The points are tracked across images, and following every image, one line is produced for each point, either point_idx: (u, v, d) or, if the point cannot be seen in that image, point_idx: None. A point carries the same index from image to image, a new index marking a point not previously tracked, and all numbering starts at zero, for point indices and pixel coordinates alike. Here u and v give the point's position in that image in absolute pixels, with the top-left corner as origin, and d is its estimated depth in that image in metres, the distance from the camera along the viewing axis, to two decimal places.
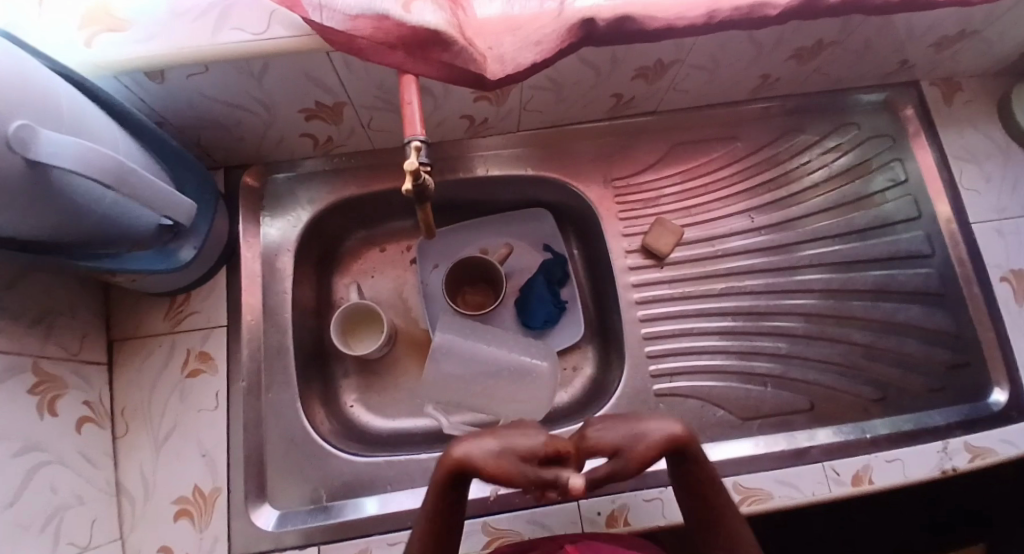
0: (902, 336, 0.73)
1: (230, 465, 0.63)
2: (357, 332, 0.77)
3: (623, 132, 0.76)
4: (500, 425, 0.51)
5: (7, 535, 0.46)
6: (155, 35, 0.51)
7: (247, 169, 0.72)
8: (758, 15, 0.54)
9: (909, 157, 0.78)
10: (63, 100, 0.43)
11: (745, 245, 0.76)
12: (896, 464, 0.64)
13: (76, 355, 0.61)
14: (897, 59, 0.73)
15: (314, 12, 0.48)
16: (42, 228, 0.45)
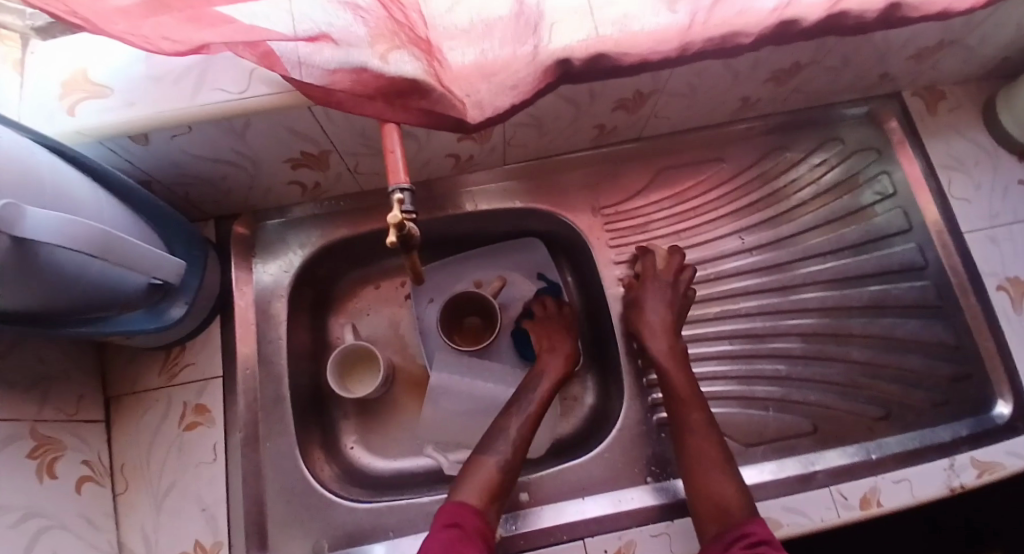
0: (901, 350, 0.72)
1: (231, 520, 0.62)
2: (355, 373, 0.77)
3: (609, 160, 0.76)
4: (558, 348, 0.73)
5: None
6: (137, 100, 0.51)
7: (237, 219, 0.72)
8: (731, 45, 0.55)
9: (896, 169, 0.78)
10: (45, 172, 0.44)
11: (739, 267, 0.75)
12: (903, 484, 0.63)
13: (74, 416, 0.61)
14: (876, 73, 0.73)
15: (294, 70, 0.49)
16: (29, 300, 0.45)
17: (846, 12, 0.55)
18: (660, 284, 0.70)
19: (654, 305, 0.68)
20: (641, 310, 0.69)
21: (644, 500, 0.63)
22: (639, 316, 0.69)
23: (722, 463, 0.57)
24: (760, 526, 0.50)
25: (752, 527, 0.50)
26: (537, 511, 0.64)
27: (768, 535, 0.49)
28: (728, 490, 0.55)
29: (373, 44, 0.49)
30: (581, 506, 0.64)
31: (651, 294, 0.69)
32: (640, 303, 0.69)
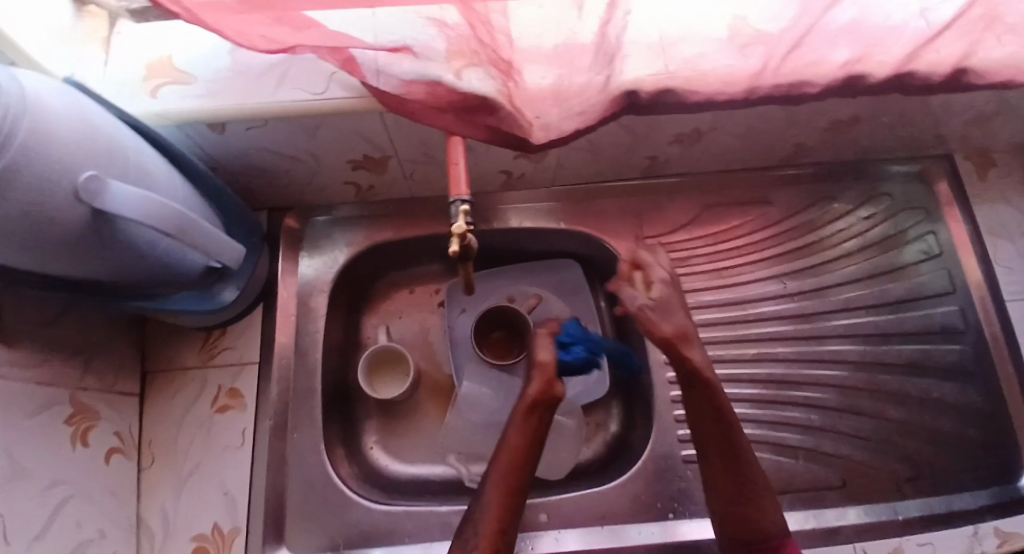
0: (935, 412, 0.71)
1: (251, 506, 0.63)
2: (383, 374, 0.77)
3: (655, 192, 0.77)
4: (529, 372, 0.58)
5: None
6: (218, 91, 0.53)
7: (288, 213, 0.74)
8: (797, 93, 0.55)
9: (942, 229, 0.77)
10: (129, 151, 0.46)
11: (776, 311, 0.75)
12: (927, 548, 0.62)
13: (111, 387, 0.63)
14: (930, 133, 0.74)
15: (372, 76, 0.51)
16: (96, 270, 0.47)
17: (913, 72, 0.56)
18: (679, 289, 0.57)
19: (682, 315, 0.55)
20: (676, 323, 0.54)
21: (663, 537, 0.64)
22: (669, 328, 0.53)
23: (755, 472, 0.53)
24: (794, 549, 0.51)
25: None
26: (555, 535, 0.64)
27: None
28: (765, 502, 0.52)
29: (450, 60, 0.51)
30: (598, 535, 0.64)
31: (677, 301, 0.56)
32: (668, 313, 0.54)
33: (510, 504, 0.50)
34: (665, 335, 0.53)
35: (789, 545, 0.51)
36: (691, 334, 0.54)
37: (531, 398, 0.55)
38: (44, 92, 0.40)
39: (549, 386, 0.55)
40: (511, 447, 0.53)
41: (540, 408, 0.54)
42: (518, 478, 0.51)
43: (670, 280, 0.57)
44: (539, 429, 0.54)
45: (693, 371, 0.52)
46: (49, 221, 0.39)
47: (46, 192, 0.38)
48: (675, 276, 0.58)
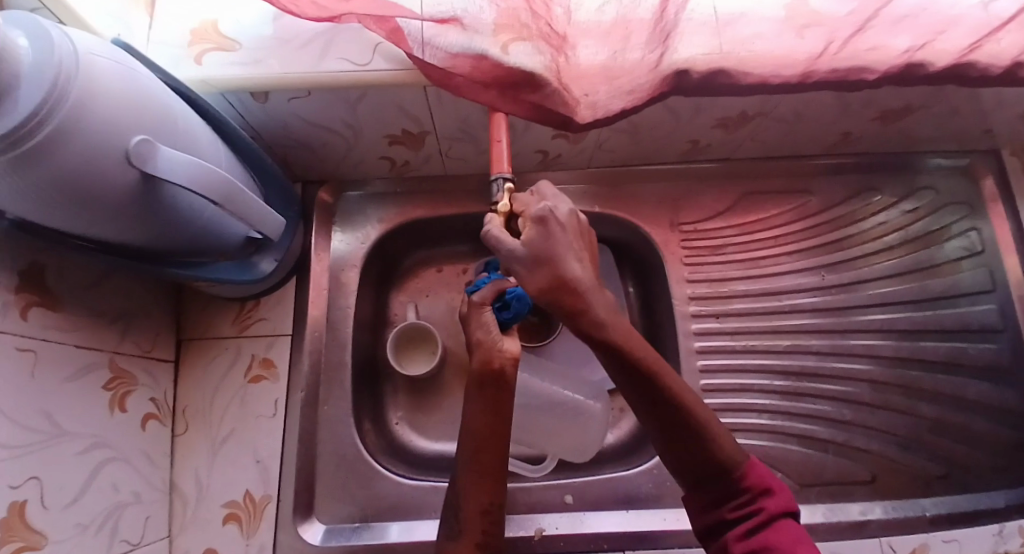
0: (969, 412, 0.70)
1: (282, 475, 0.64)
2: (411, 351, 0.78)
3: (692, 178, 0.76)
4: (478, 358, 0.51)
5: (67, 534, 0.49)
6: (262, 59, 0.53)
7: (322, 186, 0.74)
8: (853, 80, 0.53)
9: (985, 227, 0.75)
10: (177, 117, 0.45)
11: (811, 303, 0.74)
12: (952, 544, 0.62)
13: (149, 353, 0.63)
14: (981, 127, 0.71)
15: (417, 49, 0.49)
16: (143, 235, 0.47)
17: (973, 63, 0.53)
18: (568, 226, 0.46)
19: (562, 258, 0.45)
20: (552, 272, 0.45)
21: (689, 524, 0.64)
22: (541, 280, 0.44)
23: (699, 411, 0.46)
24: (770, 497, 0.45)
25: (772, 507, 0.44)
26: (581, 516, 0.65)
27: (783, 502, 0.45)
28: (719, 444, 0.46)
29: (496, 34, 0.51)
30: (623, 518, 0.64)
31: (558, 240, 0.45)
32: (547, 261, 0.44)
33: (492, 482, 0.51)
34: (541, 286, 0.44)
35: (763, 496, 0.45)
36: (579, 284, 0.45)
37: (479, 373, 0.51)
38: (98, 51, 0.40)
39: (495, 358, 0.51)
40: (475, 428, 0.51)
41: (493, 382, 0.51)
42: (491, 455, 0.51)
43: (563, 216, 0.47)
44: (498, 401, 0.51)
45: (587, 326, 0.45)
46: (100, 183, 0.39)
47: (98, 154, 0.38)
48: (568, 213, 0.47)
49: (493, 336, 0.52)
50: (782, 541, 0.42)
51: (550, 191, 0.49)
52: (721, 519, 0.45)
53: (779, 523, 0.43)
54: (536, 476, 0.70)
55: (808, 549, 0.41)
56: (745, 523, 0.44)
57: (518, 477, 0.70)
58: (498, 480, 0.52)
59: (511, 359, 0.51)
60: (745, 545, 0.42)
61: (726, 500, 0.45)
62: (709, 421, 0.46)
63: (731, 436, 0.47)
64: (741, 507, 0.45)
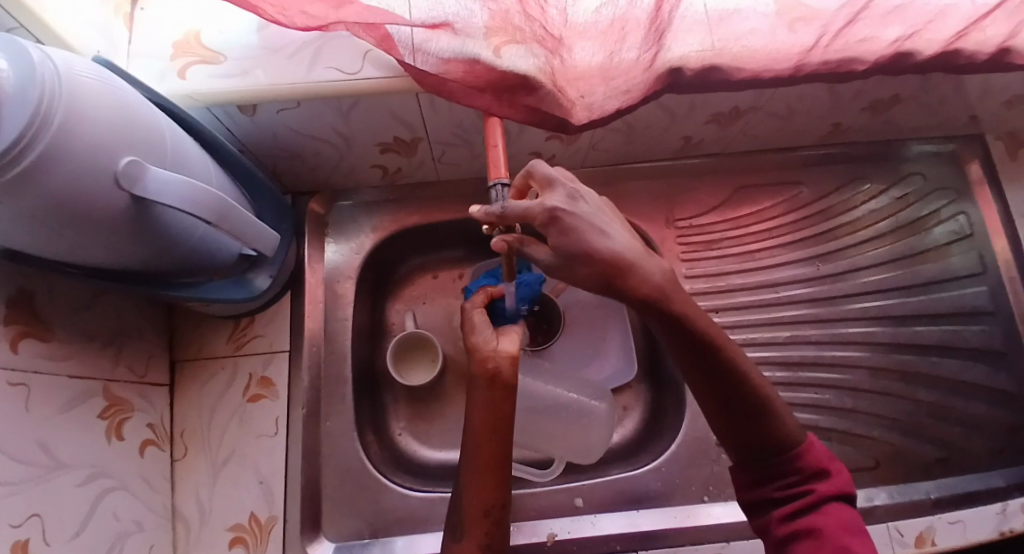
0: (965, 394, 0.71)
1: (287, 495, 0.63)
2: (410, 360, 0.77)
3: (685, 173, 0.76)
4: (474, 357, 0.52)
5: None
6: (249, 71, 0.52)
7: (314, 196, 0.73)
8: (845, 71, 0.54)
9: (973, 210, 0.76)
10: (166, 135, 0.44)
11: (807, 293, 0.74)
12: (957, 526, 0.62)
13: (143, 377, 0.62)
14: (966, 114, 0.72)
15: (409, 55, 0.49)
16: (136, 257, 0.46)
17: (960, 52, 0.54)
18: (595, 205, 0.43)
19: (595, 240, 0.41)
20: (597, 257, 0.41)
21: (699, 519, 0.64)
22: (586, 268, 0.42)
23: (763, 393, 0.44)
24: (824, 480, 0.44)
25: (826, 491, 0.43)
26: (591, 518, 0.64)
27: (838, 485, 0.44)
28: (777, 423, 0.44)
29: (489, 37, 0.50)
30: (635, 518, 0.64)
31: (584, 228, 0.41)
32: (591, 247, 0.41)
33: (495, 480, 0.50)
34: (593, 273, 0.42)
35: (817, 478, 0.44)
36: (624, 258, 0.42)
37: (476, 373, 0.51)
38: (79, 69, 0.38)
39: (490, 359, 0.52)
40: (476, 428, 0.50)
41: (489, 382, 0.51)
42: (495, 448, 0.50)
43: (573, 202, 0.42)
44: (497, 401, 0.51)
45: (643, 301, 0.42)
46: (91, 207, 0.38)
47: (87, 177, 0.37)
48: (574, 195, 0.43)
49: (484, 340, 0.53)
50: (830, 524, 0.41)
51: (545, 171, 0.43)
52: (769, 496, 0.44)
53: (831, 506, 0.42)
54: (541, 481, 0.69)
55: (862, 538, 0.40)
56: (794, 503, 0.43)
57: (526, 482, 0.69)
58: (500, 482, 0.50)
59: (506, 358, 0.52)
60: (790, 525, 0.42)
61: (778, 479, 0.44)
62: (770, 398, 0.44)
63: (790, 417, 0.45)
64: (790, 486, 0.44)
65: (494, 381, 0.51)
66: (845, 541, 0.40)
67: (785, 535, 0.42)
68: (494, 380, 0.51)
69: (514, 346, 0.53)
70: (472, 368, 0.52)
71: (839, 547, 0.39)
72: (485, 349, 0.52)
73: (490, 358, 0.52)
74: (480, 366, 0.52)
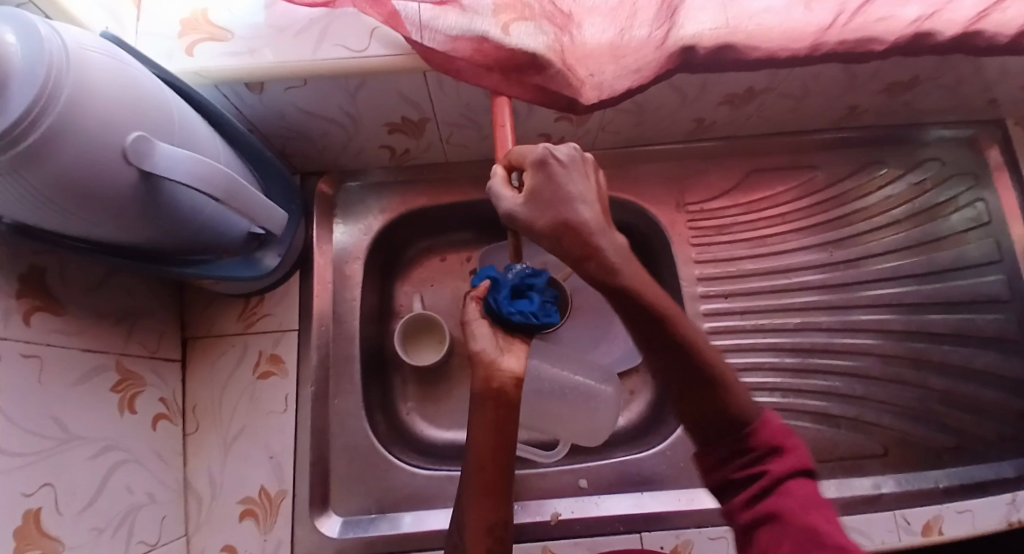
0: (979, 383, 0.70)
1: (295, 470, 0.64)
2: (418, 341, 0.77)
3: (697, 156, 0.75)
4: (476, 375, 0.51)
5: (82, 540, 0.48)
6: (256, 49, 0.51)
7: (322, 177, 0.73)
8: (861, 51, 0.52)
9: (992, 196, 0.74)
10: (174, 112, 0.44)
11: (819, 280, 0.73)
12: (966, 515, 0.62)
13: (155, 353, 0.63)
14: (989, 96, 0.70)
15: (416, 32, 0.48)
16: (145, 234, 0.46)
17: (980, 32, 0.52)
18: (579, 166, 0.43)
19: (569, 195, 0.42)
20: (558, 212, 0.41)
21: (703, 503, 0.64)
22: (546, 218, 0.41)
23: (711, 358, 0.43)
24: (779, 457, 0.42)
25: (778, 466, 0.41)
26: (594, 499, 0.65)
27: (794, 459, 0.42)
28: (727, 397, 0.43)
29: (497, 14, 0.50)
30: (639, 500, 0.65)
31: (564, 181, 0.42)
32: (562, 200, 0.41)
33: (498, 489, 0.49)
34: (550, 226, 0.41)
35: (771, 456, 0.42)
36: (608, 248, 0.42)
37: (478, 393, 0.50)
38: (88, 46, 0.38)
39: (495, 379, 0.50)
40: (478, 443, 0.49)
41: (494, 400, 0.49)
42: (498, 462, 0.49)
43: (567, 157, 0.42)
44: (500, 420, 0.49)
45: (593, 277, 0.42)
46: (100, 182, 0.38)
47: (95, 153, 0.37)
48: (575, 152, 0.43)
49: (489, 356, 0.51)
50: (792, 506, 0.39)
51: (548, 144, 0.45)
52: (728, 478, 0.43)
53: (790, 485, 0.40)
54: (550, 461, 0.70)
55: (823, 514, 0.38)
56: (753, 485, 0.41)
57: (531, 463, 0.70)
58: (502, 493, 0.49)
59: (511, 379, 0.50)
60: (752, 513, 0.40)
61: (733, 458, 0.43)
62: (720, 372, 0.43)
63: (745, 391, 0.44)
64: (748, 466, 0.42)
65: (499, 400, 0.50)
66: (807, 522, 0.38)
67: (750, 523, 0.40)
68: (499, 399, 0.50)
69: (519, 364, 0.52)
70: (475, 386, 0.50)
71: (805, 530, 0.37)
72: (489, 370, 0.51)
73: (493, 378, 0.50)
74: (480, 384, 0.50)
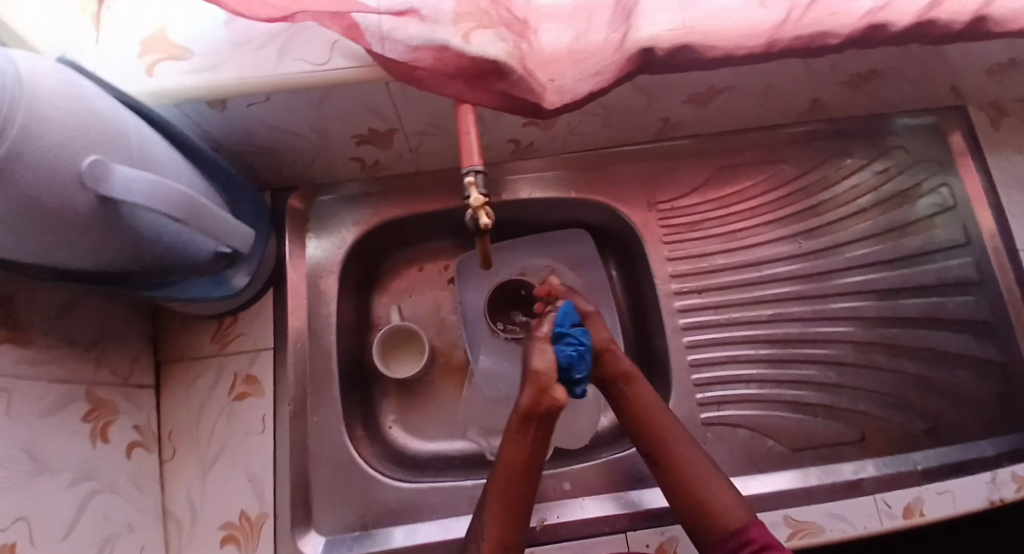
0: (952, 366, 0.71)
1: (276, 490, 0.63)
2: (398, 353, 0.77)
3: (666, 154, 0.76)
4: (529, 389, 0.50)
5: None
6: (216, 66, 0.51)
7: (294, 192, 0.72)
8: (817, 45, 0.54)
9: (956, 181, 0.76)
10: (132, 135, 0.44)
11: (791, 271, 0.75)
12: (946, 496, 0.63)
13: (127, 380, 0.62)
14: (948, 84, 0.72)
15: (377, 44, 0.49)
16: (106, 259, 0.45)
17: (934, 21, 0.53)
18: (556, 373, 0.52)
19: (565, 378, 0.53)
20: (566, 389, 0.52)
21: None
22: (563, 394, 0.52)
23: (690, 469, 0.54)
24: (755, 530, 0.48)
25: (754, 538, 0.47)
26: (579, 503, 0.65)
27: (769, 538, 0.47)
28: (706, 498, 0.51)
29: (457, 23, 0.50)
30: (623, 500, 0.65)
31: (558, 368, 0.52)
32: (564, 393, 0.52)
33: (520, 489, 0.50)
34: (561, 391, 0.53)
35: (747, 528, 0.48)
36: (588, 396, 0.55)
37: (524, 405, 0.50)
38: (42, 71, 0.38)
39: (543, 399, 0.49)
40: (510, 448, 0.50)
41: (535, 417, 0.49)
42: (526, 464, 0.50)
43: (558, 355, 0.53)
44: (537, 438, 0.50)
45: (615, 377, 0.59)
46: (58, 209, 0.38)
47: (49, 178, 0.36)
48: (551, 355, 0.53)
49: (547, 378, 0.50)
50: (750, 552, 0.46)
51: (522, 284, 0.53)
52: None
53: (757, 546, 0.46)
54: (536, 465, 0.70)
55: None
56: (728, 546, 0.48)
57: None
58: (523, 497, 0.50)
59: (558, 405, 0.49)
60: None
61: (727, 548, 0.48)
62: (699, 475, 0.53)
63: (727, 497, 0.51)
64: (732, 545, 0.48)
65: (540, 413, 0.49)
66: None
67: None
68: (541, 411, 0.49)
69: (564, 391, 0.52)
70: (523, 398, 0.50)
71: None
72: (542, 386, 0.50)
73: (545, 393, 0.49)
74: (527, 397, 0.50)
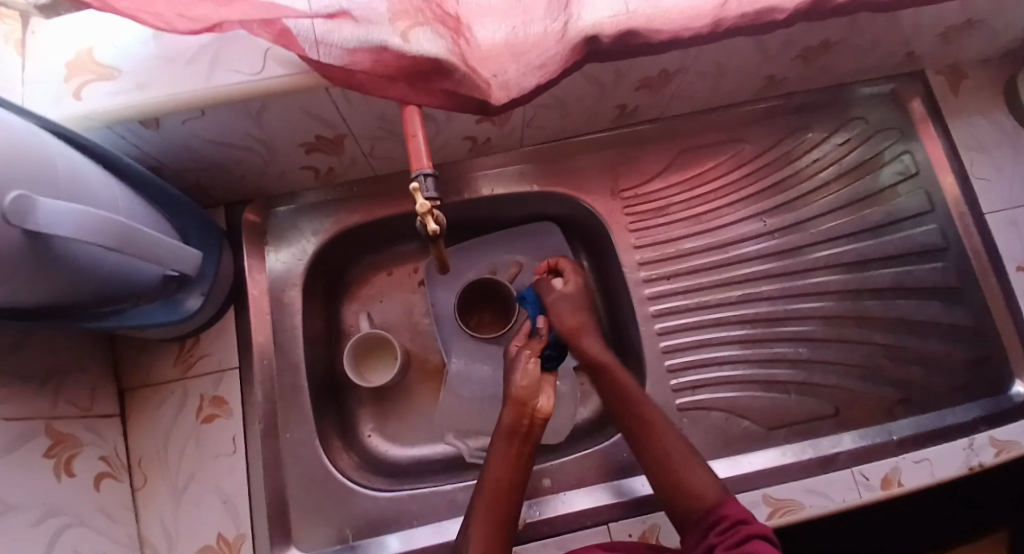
0: (924, 333, 0.72)
1: (253, 510, 0.62)
2: (371, 361, 0.75)
3: (627, 141, 0.75)
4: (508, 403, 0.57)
5: None
6: (146, 83, 0.49)
7: (248, 205, 0.70)
8: (764, 21, 0.53)
9: (917, 148, 0.76)
10: (58, 161, 0.42)
11: (759, 250, 0.74)
12: (923, 464, 0.63)
13: (89, 411, 0.60)
14: (904, 51, 0.71)
15: (311, 49, 0.46)
16: (44, 294, 0.43)
17: None
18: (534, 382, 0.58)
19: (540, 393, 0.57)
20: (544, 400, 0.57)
21: None
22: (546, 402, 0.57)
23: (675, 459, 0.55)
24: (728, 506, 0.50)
25: (727, 514, 0.49)
26: (560, 498, 0.64)
27: (741, 513, 0.49)
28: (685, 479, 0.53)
29: (394, 21, 0.47)
30: (603, 491, 0.64)
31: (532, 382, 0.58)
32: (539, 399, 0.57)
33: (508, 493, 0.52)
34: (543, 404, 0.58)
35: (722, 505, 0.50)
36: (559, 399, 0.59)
37: (508, 419, 0.55)
38: None
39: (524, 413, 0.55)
40: (496, 463, 0.53)
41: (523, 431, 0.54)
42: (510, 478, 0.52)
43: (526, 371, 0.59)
44: (520, 455, 0.54)
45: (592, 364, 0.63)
46: None
47: None
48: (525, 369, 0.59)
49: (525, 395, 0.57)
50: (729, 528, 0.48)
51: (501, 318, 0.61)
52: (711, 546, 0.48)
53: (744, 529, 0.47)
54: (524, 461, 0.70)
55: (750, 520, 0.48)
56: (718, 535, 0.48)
57: None
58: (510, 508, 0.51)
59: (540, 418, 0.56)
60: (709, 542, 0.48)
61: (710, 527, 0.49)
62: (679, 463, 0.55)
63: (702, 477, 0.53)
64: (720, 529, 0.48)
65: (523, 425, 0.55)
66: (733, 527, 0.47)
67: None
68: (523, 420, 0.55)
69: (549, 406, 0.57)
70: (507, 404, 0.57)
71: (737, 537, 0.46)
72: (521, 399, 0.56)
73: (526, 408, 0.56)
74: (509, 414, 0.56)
